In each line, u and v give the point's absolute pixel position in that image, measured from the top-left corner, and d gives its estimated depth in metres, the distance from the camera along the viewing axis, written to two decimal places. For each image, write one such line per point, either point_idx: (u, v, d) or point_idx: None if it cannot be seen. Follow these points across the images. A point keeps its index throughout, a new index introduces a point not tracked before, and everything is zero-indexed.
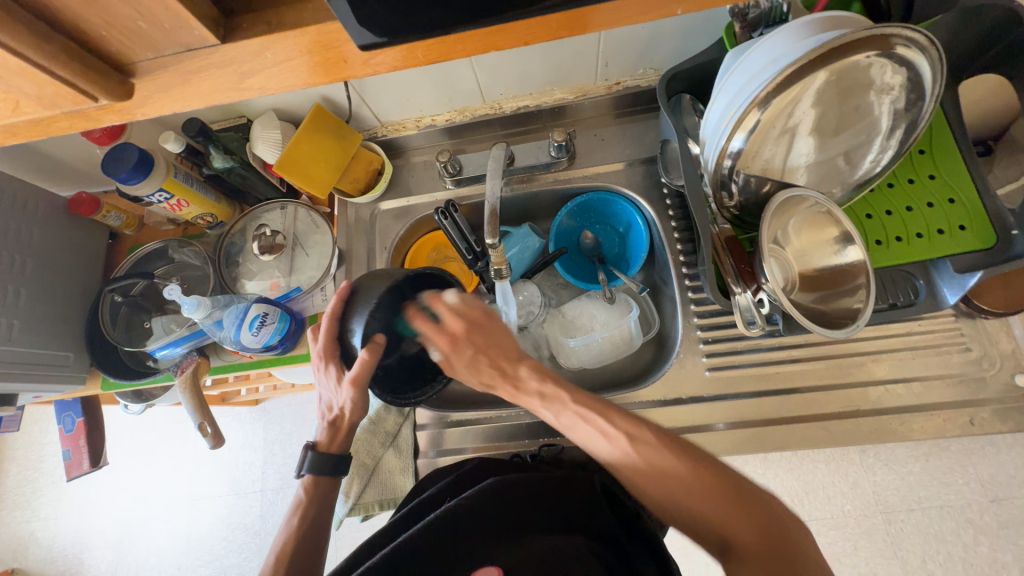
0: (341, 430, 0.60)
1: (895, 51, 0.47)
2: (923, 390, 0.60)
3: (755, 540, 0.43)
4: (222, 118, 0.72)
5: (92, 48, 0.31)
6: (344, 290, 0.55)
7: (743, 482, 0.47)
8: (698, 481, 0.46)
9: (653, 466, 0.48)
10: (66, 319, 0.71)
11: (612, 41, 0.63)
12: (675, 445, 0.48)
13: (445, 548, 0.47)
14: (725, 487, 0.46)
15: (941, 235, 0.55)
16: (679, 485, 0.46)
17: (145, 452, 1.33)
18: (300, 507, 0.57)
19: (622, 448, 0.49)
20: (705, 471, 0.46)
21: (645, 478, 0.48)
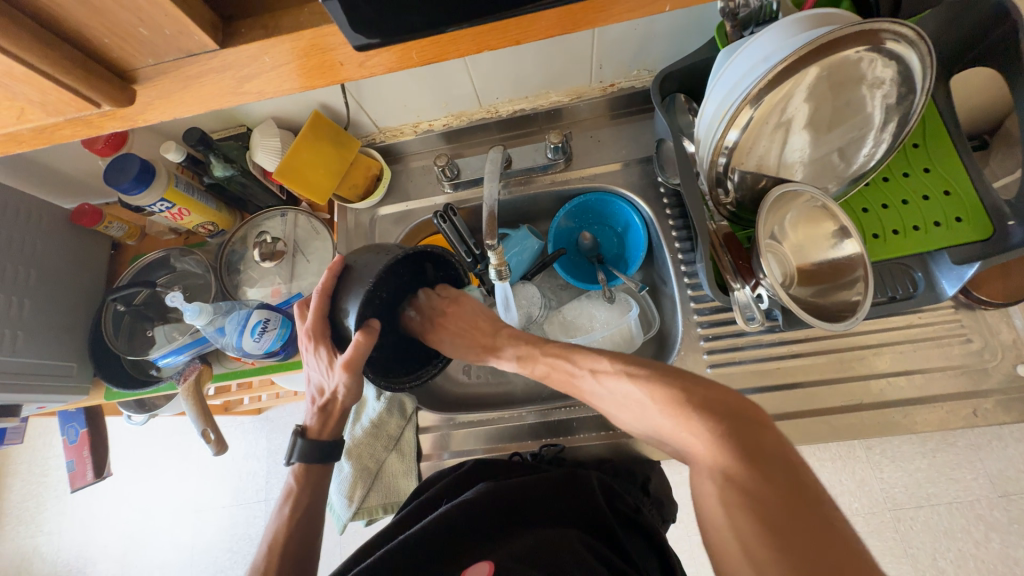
0: (333, 414, 0.61)
1: (884, 45, 0.48)
2: (925, 382, 0.60)
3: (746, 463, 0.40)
4: (222, 127, 0.73)
5: (94, 56, 0.32)
6: (337, 264, 0.54)
7: (743, 413, 0.44)
8: (684, 399, 0.47)
9: (638, 392, 0.50)
10: (69, 329, 0.72)
11: (606, 42, 0.64)
12: (664, 371, 0.50)
13: (441, 540, 0.48)
14: (717, 410, 0.45)
15: (937, 227, 0.56)
16: (668, 411, 0.47)
17: (148, 463, 1.33)
18: (292, 496, 0.59)
19: (609, 379, 0.53)
20: (692, 393, 0.47)
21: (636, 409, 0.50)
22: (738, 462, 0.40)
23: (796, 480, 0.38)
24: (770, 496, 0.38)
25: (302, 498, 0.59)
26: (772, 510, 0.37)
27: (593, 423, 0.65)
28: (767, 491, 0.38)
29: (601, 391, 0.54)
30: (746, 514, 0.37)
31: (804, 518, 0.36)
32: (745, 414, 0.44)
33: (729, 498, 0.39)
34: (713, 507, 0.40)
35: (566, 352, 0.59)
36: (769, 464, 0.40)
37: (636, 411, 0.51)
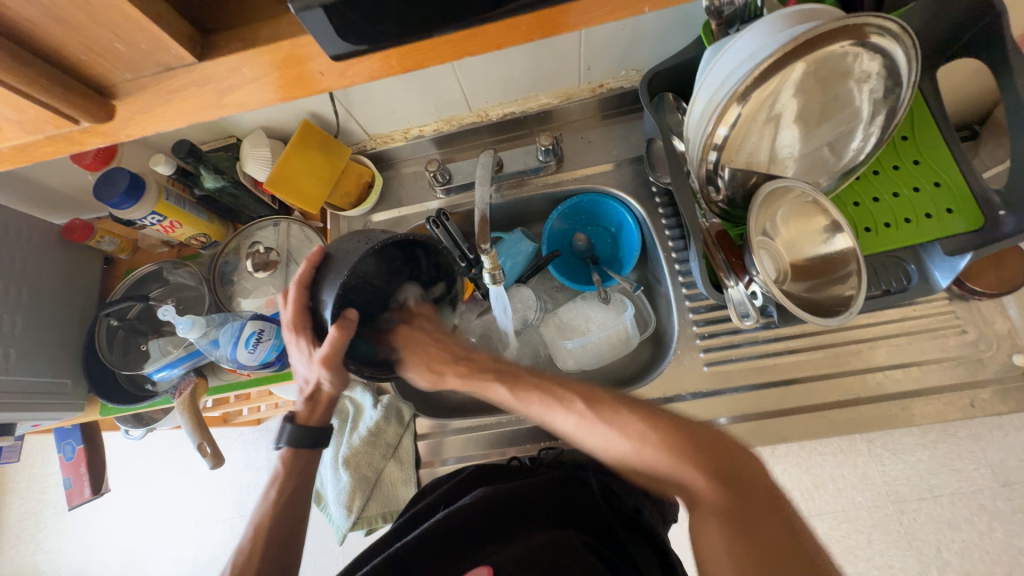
0: (321, 402, 0.60)
1: (869, 39, 0.48)
2: (922, 374, 0.60)
3: (737, 506, 0.41)
4: (212, 138, 0.73)
5: (73, 74, 0.32)
6: (316, 255, 0.53)
7: (732, 452, 0.45)
8: (681, 444, 0.46)
9: (626, 433, 0.48)
10: (63, 345, 0.71)
11: (593, 44, 0.64)
12: (655, 414, 0.49)
13: (438, 551, 0.48)
14: (708, 453, 0.45)
15: (929, 219, 0.56)
16: (658, 456, 0.46)
17: (147, 477, 1.32)
18: (278, 481, 0.58)
19: (594, 416, 0.51)
20: (683, 433, 0.47)
21: (622, 455, 0.48)
22: (735, 509, 0.41)
23: (787, 524, 0.40)
24: (768, 547, 0.38)
25: (288, 483, 0.58)
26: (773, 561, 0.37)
27: None
28: (760, 537, 0.39)
29: (580, 434, 0.51)
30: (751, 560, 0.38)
31: (798, 560, 0.38)
32: (734, 453, 0.45)
33: (733, 545, 0.39)
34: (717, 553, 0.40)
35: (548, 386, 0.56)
36: (758, 509, 0.41)
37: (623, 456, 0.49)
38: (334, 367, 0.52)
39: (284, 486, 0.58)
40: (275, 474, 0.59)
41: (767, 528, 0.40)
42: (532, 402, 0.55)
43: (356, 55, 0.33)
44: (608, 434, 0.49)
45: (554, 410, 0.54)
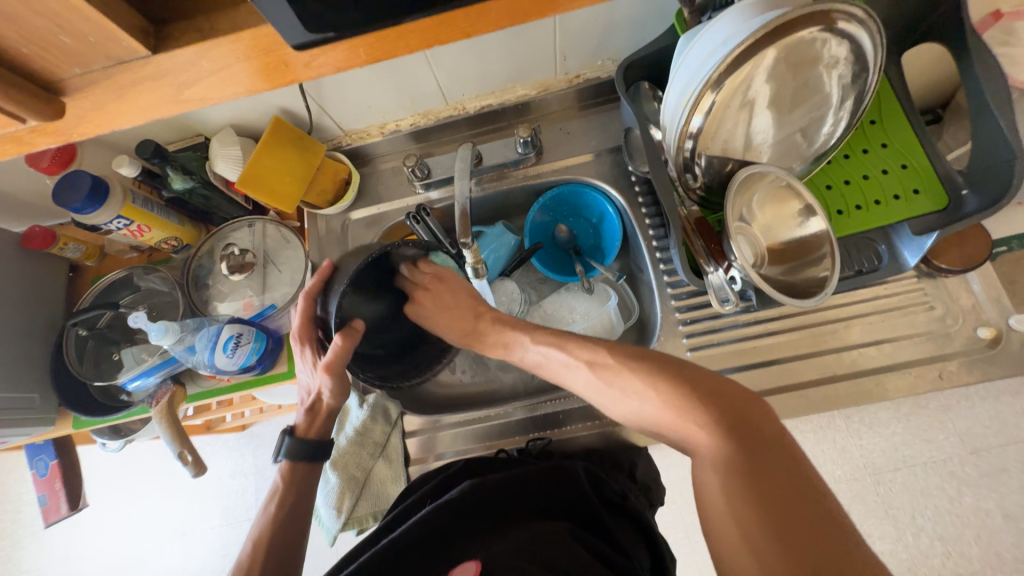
0: (320, 414, 0.61)
1: (836, 25, 0.48)
2: (894, 350, 0.62)
3: (740, 443, 0.41)
4: (178, 138, 0.70)
5: (18, 70, 0.30)
6: (325, 268, 0.54)
7: (739, 395, 0.45)
8: (684, 392, 0.46)
9: (637, 386, 0.50)
10: (29, 358, 0.68)
11: (567, 33, 0.64)
12: (659, 364, 0.50)
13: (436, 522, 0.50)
14: (717, 399, 0.45)
15: (897, 200, 0.58)
16: (666, 402, 0.47)
17: (129, 490, 1.28)
18: (278, 495, 0.58)
19: (604, 378, 0.52)
20: (697, 382, 0.47)
21: (637, 406, 0.49)
22: (736, 447, 0.41)
23: (799, 470, 0.38)
24: (766, 480, 0.38)
25: (288, 497, 0.57)
26: (771, 496, 0.37)
27: (579, 414, 0.65)
28: (762, 468, 0.39)
29: (596, 391, 0.53)
30: (743, 496, 0.38)
31: (804, 498, 0.37)
32: (743, 400, 0.45)
33: (733, 494, 0.39)
34: (713, 493, 0.40)
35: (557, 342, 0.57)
36: (763, 446, 0.40)
37: (639, 406, 0.49)
38: (337, 373, 0.53)
39: (283, 499, 0.57)
40: (274, 490, 0.58)
41: (772, 462, 0.39)
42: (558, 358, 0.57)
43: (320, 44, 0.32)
44: (619, 387, 0.51)
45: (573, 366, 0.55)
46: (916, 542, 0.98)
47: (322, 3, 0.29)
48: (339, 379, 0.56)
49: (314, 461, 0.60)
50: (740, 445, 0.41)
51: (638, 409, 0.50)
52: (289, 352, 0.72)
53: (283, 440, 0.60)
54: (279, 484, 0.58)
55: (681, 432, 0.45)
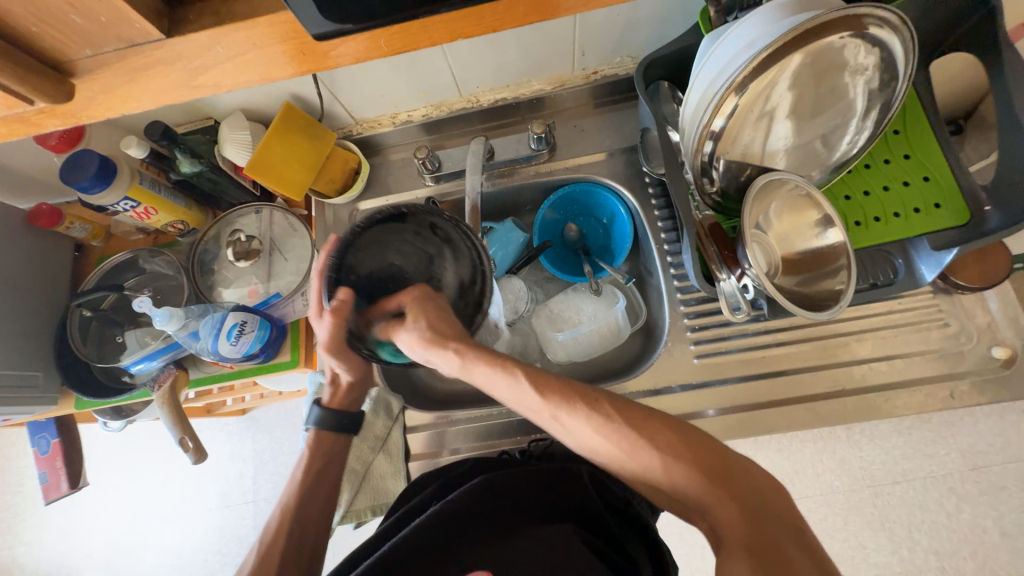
0: (340, 388, 0.62)
1: (867, 31, 0.47)
2: (905, 366, 0.61)
3: (764, 541, 0.37)
4: (187, 120, 0.69)
5: (27, 49, 0.29)
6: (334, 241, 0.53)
7: (760, 482, 0.41)
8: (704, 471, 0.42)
9: (660, 450, 0.43)
10: (33, 337, 0.68)
11: (587, 28, 0.62)
12: (678, 427, 0.44)
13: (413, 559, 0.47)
14: (731, 482, 0.41)
15: (918, 214, 0.56)
16: (688, 475, 0.42)
17: (128, 469, 1.29)
18: (307, 463, 0.59)
19: (615, 425, 0.44)
20: (714, 459, 0.42)
21: (648, 473, 0.43)
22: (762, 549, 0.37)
23: (818, 562, 0.37)
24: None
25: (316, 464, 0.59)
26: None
27: None
28: (787, 574, 0.35)
29: (602, 439, 0.45)
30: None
31: None
32: (754, 482, 0.41)
33: None
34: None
35: (568, 386, 0.47)
36: (785, 543, 0.37)
37: (648, 467, 0.43)
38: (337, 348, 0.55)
39: (314, 466, 0.59)
40: (305, 456, 0.59)
41: (798, 568, 0.36)
42: (557, 404, 0.46)
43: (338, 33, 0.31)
44: (631, 446, 0.44)
45: (573, 410, 0.46)
46: (912, 556, 0.98)
47: None
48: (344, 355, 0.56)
49: (341, 431, 0.61)
50: (760, 541, 0.37)
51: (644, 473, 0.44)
52: (293, 341, 0.72)
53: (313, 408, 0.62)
54: (306, 452, 0.60)
55: (697, 506, 0.41)
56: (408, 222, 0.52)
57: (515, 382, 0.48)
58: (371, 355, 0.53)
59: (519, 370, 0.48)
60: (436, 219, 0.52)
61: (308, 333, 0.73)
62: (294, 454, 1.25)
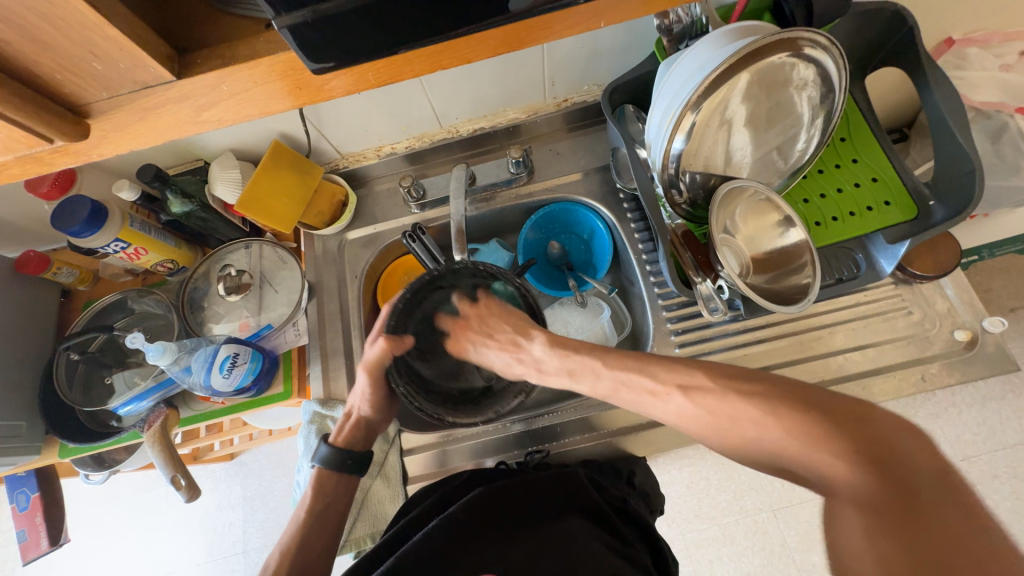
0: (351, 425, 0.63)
1: (803, 51, 0.53)
2: (877, 355, 0.64)
3: (885, 483, 0.38)
4: (179, 162, 0.72)
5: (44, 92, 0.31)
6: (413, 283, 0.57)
7: (888, 435, 0.41)
8: (817, 424, 0.43)
9: (751, 421, 0.46)
10: (17, 384, 0.67)
11: (555, 60, 0.67)
12: (780, 390, 0.47)
13: (452, 550, 0.50)
14: (848, 432, 0.42)
15: (870, 211, 0.61)
16: (780, 435, 0.44)
17: (109, 525, 1.23)
18: (309, 500, 0.60)
19: (698, 406, 0.49)
20: (821, 416, 0.43)
21: (769, 444, 0.45)
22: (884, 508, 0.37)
23: (963, 502, 0.36)
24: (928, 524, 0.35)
25: (316, 505, 0.60)
26: (924, 549, 0.34)
27: (577, 426, 0.64)
28: (919, 518, 0.35)
29: (690, 423, 0.50)
30: (892, 546, 0.35)
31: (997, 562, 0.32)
32: (882, 429, 0.41)
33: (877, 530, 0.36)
34: (851, 540, 0.37)
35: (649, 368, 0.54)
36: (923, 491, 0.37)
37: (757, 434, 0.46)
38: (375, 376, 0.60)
39: (313, 507, 0.60)
40: (308, 494, 0.60)
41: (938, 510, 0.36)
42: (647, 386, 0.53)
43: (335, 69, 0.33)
44: (744, 418, 0.47)
45: (671, 396, 0.51)
46: None
47: (324, 36, 0.30)
48: (379, 383, 0.61)
49: (343, 472, 0.62)
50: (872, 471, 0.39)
51: (749, 444, 0.47)
52: (286, 372, 0.72)
53: (323, 445, 0.62)
54: (310, 490, 0.61)
55: (808, 467, 0.43)
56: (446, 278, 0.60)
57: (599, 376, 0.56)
58: (405, 394, 0.55)
59: (585, 373, 0.57)
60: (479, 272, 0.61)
61: (300, 363, 0.74)
62: (286, 497, 1.21)
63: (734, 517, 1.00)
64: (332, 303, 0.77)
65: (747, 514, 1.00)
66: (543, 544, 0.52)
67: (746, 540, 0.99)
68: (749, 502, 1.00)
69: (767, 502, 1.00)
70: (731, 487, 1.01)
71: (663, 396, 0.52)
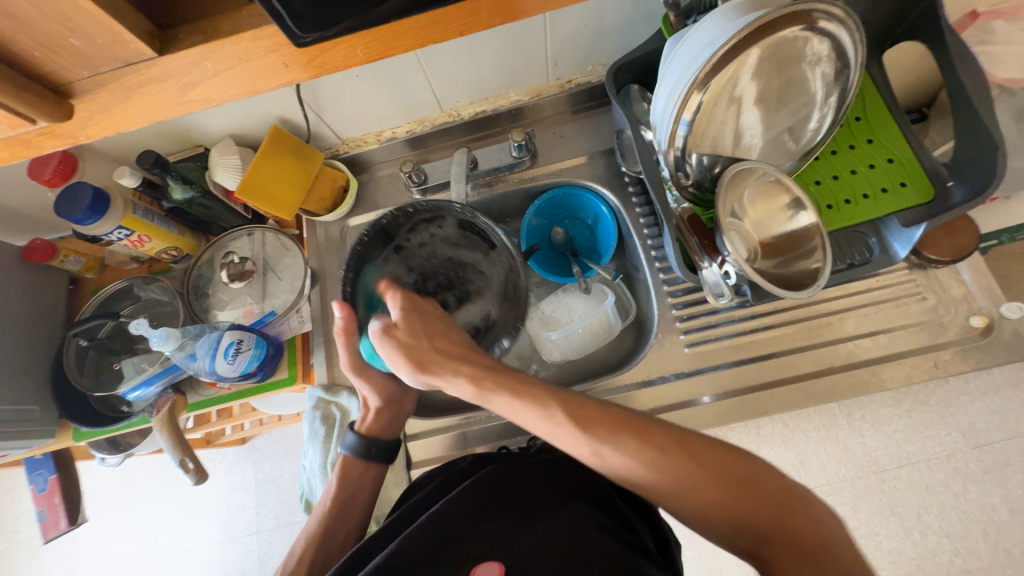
0: (371, 412, 0.64)
1: (817, 24, 0.50)
2: (889, 341, 0.63)
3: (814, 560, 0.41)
4: (179, 148, 0.72)
5: (25, 69, 0.30)
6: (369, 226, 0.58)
7: (820, 512, 0.44)
8: (749, 497, 0.44)
9: (705, 478, 0.45)
10: (28, 370, 0.68)
11: (557, 39, 0.65)
12: (727, 452, 0.47)
13: (448, 540, 0.50)
14: (778, 502, 0.44)
15: (885, 193, 0.59)
16: (727, 500, 0.45)
17: (127, 506, 1.27)
18: (335, 489, 0.62)
19: (650, 447, 0.47)
20: (762, 488, 0.45)
21: (701, 500, 0.45)
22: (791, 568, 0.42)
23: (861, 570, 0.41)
24: None
25: (341, 491, 0.62)
26: None
27: None
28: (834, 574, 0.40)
29: (650, 471, 0.46)
30: None
31: None
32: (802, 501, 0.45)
33: None
34: None
35: (619, 414, 0.50)
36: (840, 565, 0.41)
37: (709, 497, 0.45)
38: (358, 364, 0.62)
39: (339, 494, 0.62)
40: (335, 480, 0.62)
41: (842, 568, 0.41)
42: (598, 435, 0.48)
43: (325, 39, 0.32)
44: (689, 482, 0.45)
45: (619, 441, 0.47)
46: (924, 540, 0.95)
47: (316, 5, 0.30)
48: (365, 372, 0.63)
49: (371, 460, 0.63)
50: (803, 550, 0.42)
51: (694, 507, 0.46)
52: (289, 358, 0.73)
53: (348, 436, 0.63)
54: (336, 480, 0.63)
55: (738, 531, 0.45)
56: (402, 226, 0.61)
57: (547, 415, 0.50)
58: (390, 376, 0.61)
59: (546, 401, 0.51)
60: (423, 216, 0.61)
61: (304, 350, 0.74)
62: (296, 480, 1.24)
63: None
64: (335, 290, 0.77)
65: None
66: (547, 531, 0.51)
67: None
68: None
69: None
70: None
71: (612, 441, 0.48)
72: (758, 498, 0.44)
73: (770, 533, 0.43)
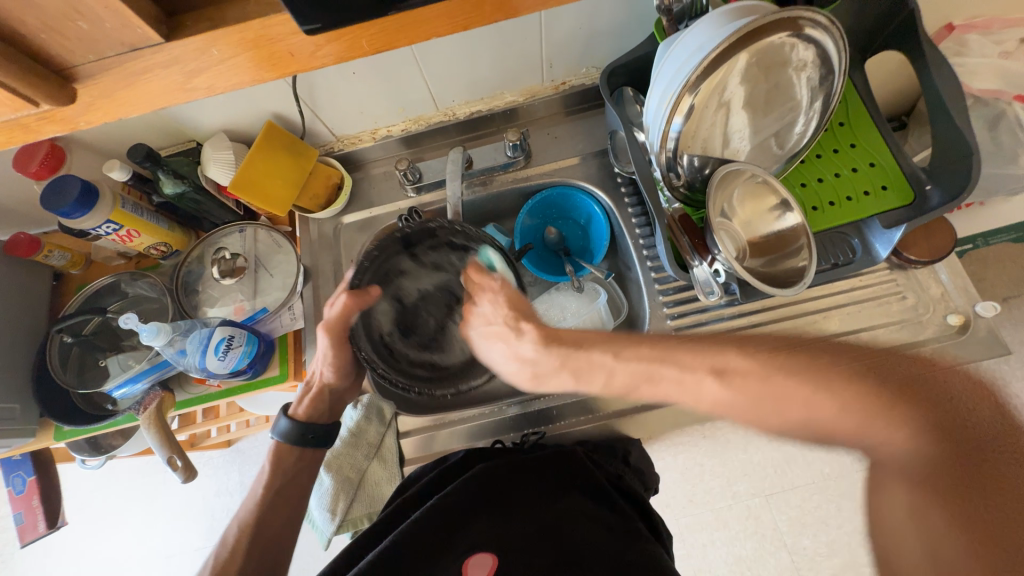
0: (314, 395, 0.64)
1: (803, 31, 0.52)
2: (872, 338, 0.65)
3: (950, 469, 0.32)
4: (171, 142, 0.71)
5: (30, 51, 0.30)
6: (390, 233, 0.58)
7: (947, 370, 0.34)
8: (873, 397, 0.36)
9: (799, 391, 0.39)
10: (10, 366, 0.67)
11: (553, 40, 0.67)
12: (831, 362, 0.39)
13: (441, 533, 0.50)
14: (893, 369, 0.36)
15: (867, 196, 0.61)
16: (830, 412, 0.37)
17: (106, 511, 1.23)
18: (267, 477, 0.63)
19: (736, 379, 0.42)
20: (877, 368, 0.37)
21: (800, 417, 0.38)
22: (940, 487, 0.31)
23: None
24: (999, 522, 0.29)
25: (274, 480, 0.63)
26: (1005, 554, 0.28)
27: (573, 409, 0.65)
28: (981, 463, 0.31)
29: (724, 399, 0.42)
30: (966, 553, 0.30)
31: None
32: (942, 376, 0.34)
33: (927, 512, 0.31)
34: (895, 516, 0.32)
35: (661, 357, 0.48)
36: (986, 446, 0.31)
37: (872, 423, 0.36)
38: (335, 335, 0.60)
39: (272, 483, 0.62)
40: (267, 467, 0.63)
41: (1008, 465, 0.30)
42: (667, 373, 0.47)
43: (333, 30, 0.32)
44: (778, 398, 0.40)
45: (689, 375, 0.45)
46: None
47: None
48: (339, 345, 0.60)
49: (306, 447, 0.64)
50: (967, 462, 0.31)
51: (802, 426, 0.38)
52: (281, 356, 0.72)
53: (281, 420, 0.64)
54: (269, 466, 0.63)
55: (859, 441, 0.36)
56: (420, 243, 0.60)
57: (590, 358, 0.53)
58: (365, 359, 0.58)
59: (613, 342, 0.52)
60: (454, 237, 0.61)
61: (296, 346, 0.73)
62: None
63: (728, 502, 1.02)
64: (328, 288, 0.77)
65: (738, 500, 1.01)
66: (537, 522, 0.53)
67: (739, 524, 1.01)
68: (741, 488, 1.02)
69: (759, 488, 1.01)
70: (723, 473, 1.02)
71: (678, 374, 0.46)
72: (888, 390, 0.35)
73: (894, 425, 0.34)
